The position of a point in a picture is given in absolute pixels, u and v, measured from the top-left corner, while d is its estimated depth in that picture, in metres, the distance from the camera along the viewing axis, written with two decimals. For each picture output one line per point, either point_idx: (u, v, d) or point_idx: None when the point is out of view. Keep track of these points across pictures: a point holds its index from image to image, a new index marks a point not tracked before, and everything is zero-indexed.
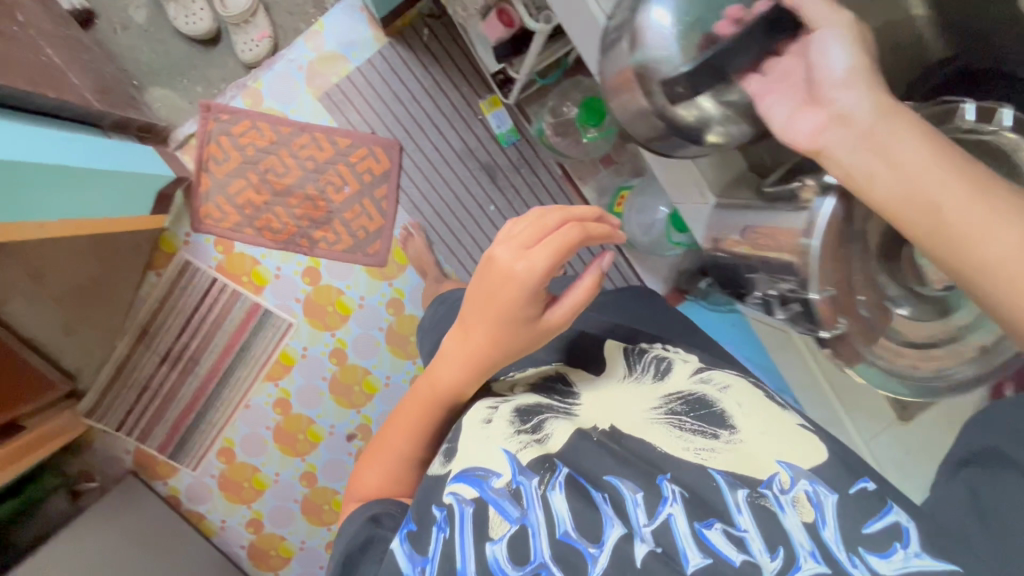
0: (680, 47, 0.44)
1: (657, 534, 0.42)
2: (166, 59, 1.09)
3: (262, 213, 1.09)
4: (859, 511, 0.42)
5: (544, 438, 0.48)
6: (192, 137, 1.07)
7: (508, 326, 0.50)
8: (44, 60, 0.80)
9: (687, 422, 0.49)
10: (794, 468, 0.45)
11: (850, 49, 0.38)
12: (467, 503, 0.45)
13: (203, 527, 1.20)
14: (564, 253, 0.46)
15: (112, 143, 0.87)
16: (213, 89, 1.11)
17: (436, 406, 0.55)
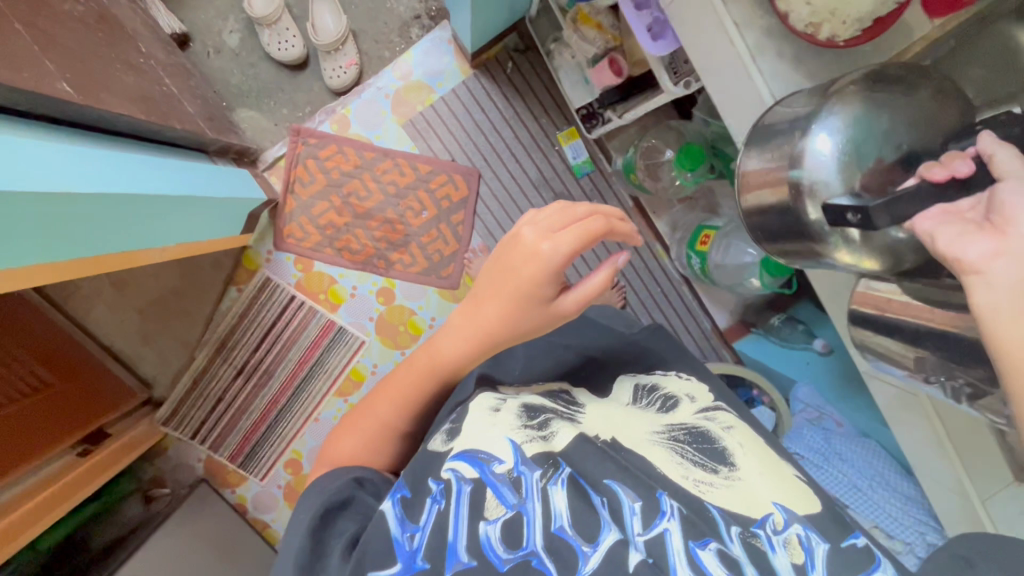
0: (840, 180, 0.43)
1: (650, 547, 0.46)
2: (254, 82, 1.13)
3: (342, 234, 1.13)
4: (844, 565, 0.47)
5: (550, 436, 0.54)
6: (280, 160, 1.12)
7: (529, 305, 0.56)
8: (166, 91, 0.84)
9: (688, 453, 0.55)
10: (790, 514, 0.50)
11: None
12: (466, 482, 0.51)
13: (267, 535, 1.22)
14: (586, 240, 0.53)
15: (219, 169, 0.90)
16: (298, 112, 1.14)
17: (430, 376, 0.62)
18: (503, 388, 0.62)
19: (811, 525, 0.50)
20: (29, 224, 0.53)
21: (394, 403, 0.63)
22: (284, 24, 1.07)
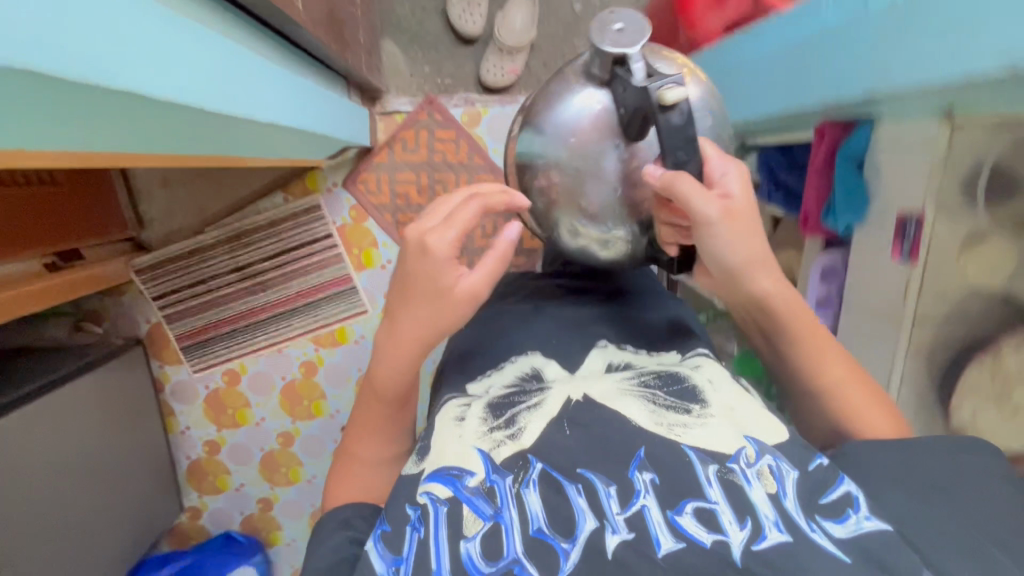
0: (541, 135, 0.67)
1: (632, 523, 0.41)
2: (416, 26, 1.10)
3: (410, 209, 1.10)
4: (817, 485, 0.43)
5: (518, 433, 0.47)
6: (398, 114, 1.07)
7: (439, 295, 0.56)
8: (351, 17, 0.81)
9: (660, 396, 0.49)
10: (762, 445, 0.45)
11: (723, 235, 0.57)
12: (441, 503, 0.44)
13: (167, 422, 1.20)
14: (469, 220, 0.56)
15: (350, 105, 0.87)
16: (438, 77, 1.11)
17: (383, 399, 0.60)
18: (471, 384, 0.57)
19: (782, 454, 0.44)
20: (153, 125, 0.43)
21: (372, 435, 0.61)
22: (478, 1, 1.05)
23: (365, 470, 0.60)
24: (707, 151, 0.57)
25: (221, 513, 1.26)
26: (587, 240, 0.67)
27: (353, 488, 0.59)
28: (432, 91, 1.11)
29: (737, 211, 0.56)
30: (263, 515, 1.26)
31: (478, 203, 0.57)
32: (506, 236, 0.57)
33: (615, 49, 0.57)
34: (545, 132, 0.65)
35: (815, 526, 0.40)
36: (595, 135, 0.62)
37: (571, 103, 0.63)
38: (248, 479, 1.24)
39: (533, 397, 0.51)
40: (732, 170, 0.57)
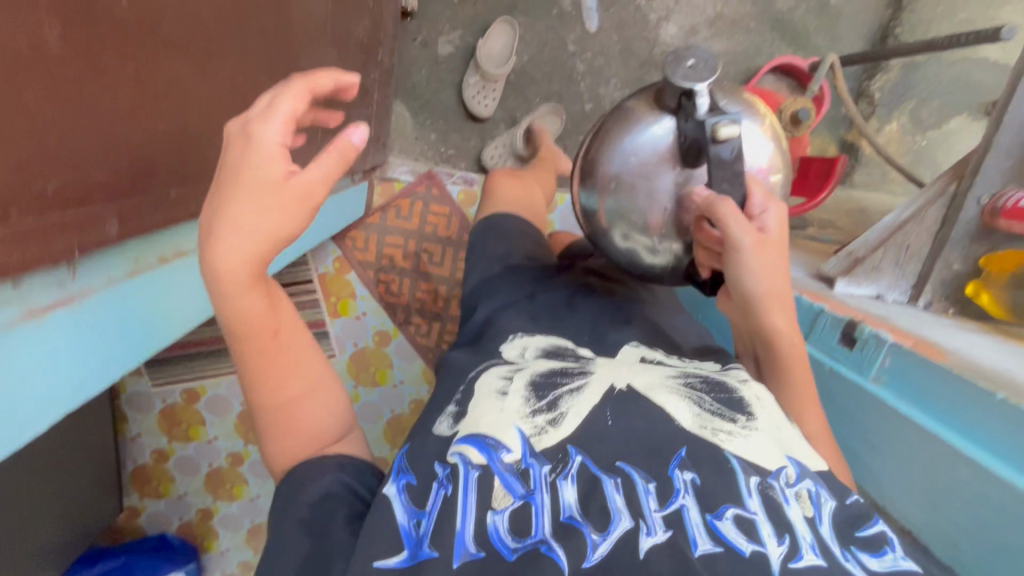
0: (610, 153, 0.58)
1: (670, 521, 0.40)
2: (430, 93, 1.11)
3: (389, 271, 1.13)
4: (852, 521, 0.42)
5: (559, 420, 0.48)
6: (398, 182, 1.10)
7: (242, 187, 0.37)
8: (368, 112, 0.82)
9: (706, 402, 0.49)
10: (803, 469, 0.45)
11: (756, 268, 0.53)
12: (473, 467, 0.43)
13: (119, 426, 1.22)
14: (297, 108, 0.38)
15: (350, 195, 0.89)
16: (443, 146, 1.13)
17: (263, 337, 0.45)
18: (509, 354, 0.56)
19: (821, 481, 0.45)
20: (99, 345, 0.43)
21: (276, 378, 0.47)
22: (495, 86, 1.07)
23: (314, 401, 0.49)
24: (753, 187, 0.53)
25: (158, 516, 1.29)
26: (637, 246, 0.59)
27: (301, 428, 0.48)
28: (435, 158, 1.13)
29: (768, 245, 0.53)
30: (200, 524, 1.30)
31: (299, 92, 0.38)
32: (351, 142, 0.39)
33: (685, 85, 0.50)
34: (609, 171, 0.58)
35: (850, 556, 0.39)
36: (660, 172, 0.55)
37: (639, 134, 0.56)
38: (191, 489, 1.27)
39: (575, 380, 0.52)
40: (772, 209, 0.53)
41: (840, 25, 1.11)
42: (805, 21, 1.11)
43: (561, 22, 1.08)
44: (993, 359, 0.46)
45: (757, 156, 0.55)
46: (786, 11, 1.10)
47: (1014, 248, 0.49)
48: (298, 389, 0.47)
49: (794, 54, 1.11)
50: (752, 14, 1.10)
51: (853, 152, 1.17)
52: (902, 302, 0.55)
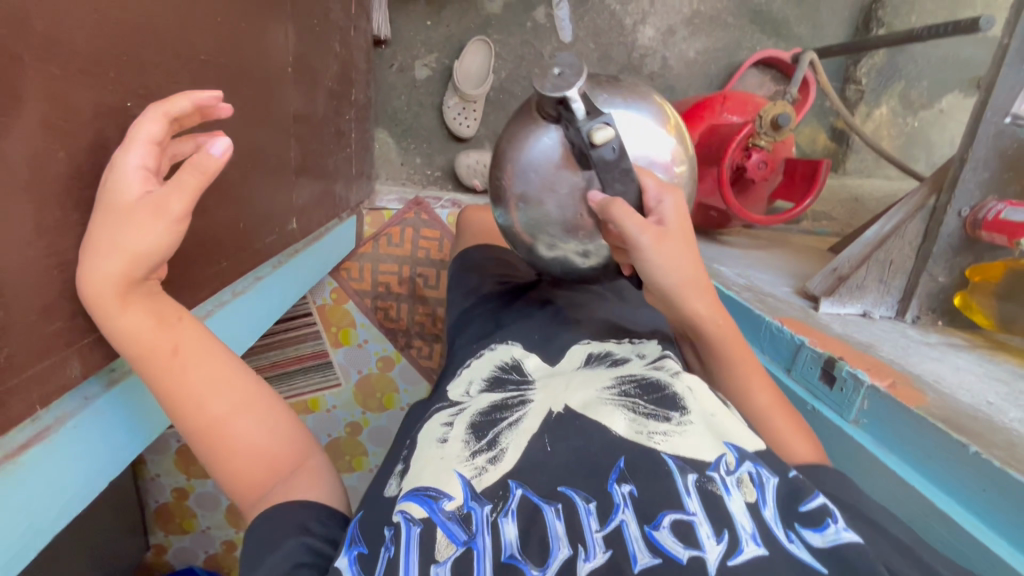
0: (507, 173, 0.54)
1: (610, 540, 0.36)
2: (411, 117, 1.11)
3: (386, 298, 1.14)
4: (795, 498, 0.38)
5: (499, 457, 0.42)
6: (387, 211, 1.09)
7: (105, 216, 0.31)
8: (346, 147, 0.82)
9: (641, 405, 0.44)
10: (741, 451, 0.40)
11: (667, 264, 0.50)
12: (415, 523, 0.38)
13: (138, 467, 1.25)
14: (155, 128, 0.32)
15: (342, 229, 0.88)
16: (428, 168, 1.13)
17: (169, 365, 0.37)
18: (453, 396, 0.53)
19: (760, 459, 0.40)
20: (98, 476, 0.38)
21: (201, 403, 0.39)
22: (475, 105, 1.06)
23: (256, 421, 0.41)
24: (645, 179, 0.50)
25: (186, 550, 1.32)
26: (567, 252, 0.55)
27: (247, 456, 0.41)
28: (422, 182, 1.14)
29: (671, 237, 0.50)
30: (226, 554, 1.33)
31: (155, 114, 0.32)
32: (211, 154, 0.32)
33: (554, 95, 0.46)
34: (511, 189, 0.54)
35: (794, 537, 0.35)
36: (565, 178, 0.51)
37: (534, 145, 0.52)
38: (213, 523, 1.30)
39: (515, 412, 0.46)
40: (670, 197, 0.50)
41: (820, 12, 1.09)
42: (784, 11, 1.08)
43: (536, 35, 1.08)
44: (979, 397, 0.44)
45: (653, 149, 0.52)
46: (764, 2, 1.08)
47: (994, 259, 0.49)
48: (231, 411, 0.40)
49: (776, 46, 1.09)
50: (729, 9, 1.08)
51: (844, 139, 1.15)
52: (891, 317, 0.55)
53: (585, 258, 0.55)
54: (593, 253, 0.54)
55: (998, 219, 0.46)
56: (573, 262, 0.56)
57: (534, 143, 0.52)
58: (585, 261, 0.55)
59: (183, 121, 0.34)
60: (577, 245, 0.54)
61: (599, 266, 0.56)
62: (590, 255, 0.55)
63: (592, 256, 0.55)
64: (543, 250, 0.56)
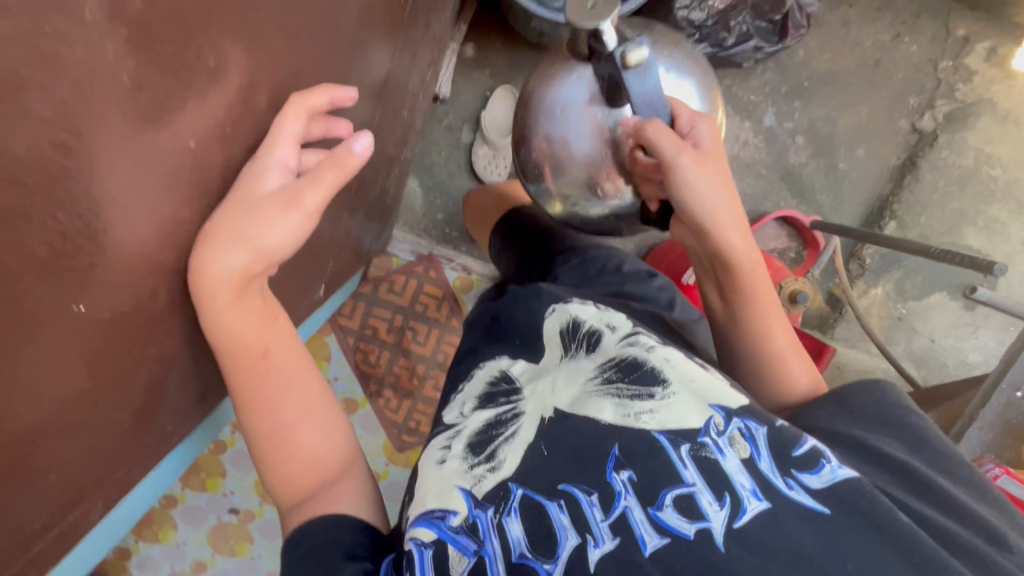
0: (538, 117, 0.73)
1: (617, 528, 0.44)
2: (445, 174, 1.11)
3: (370, 340, 1.08)
4: (786, 441, 0.47)
5: (497, 466, 0.50)
6: (396, 258, 1.11)
7: (235, 208, 0.39)
8: (382, 196, 0.80)
9: (623, 388, 0.51)
10: (727, 411, 0.49)
11: (698, 179, 0.58)
12: (426, 545, 0.47)
13: None
14: (295, 115, 0.41)
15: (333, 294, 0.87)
16: (448, 225, 1.13)
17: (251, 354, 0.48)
18: (445, 413, 0.59)
19: (748, 415, 0.49)
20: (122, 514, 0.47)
21: (281, 387, 0.51)
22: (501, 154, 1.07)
23: (313, 424, 0.52)
24: (678, 108, 0.62)
25: None
26: (578, 200, 0.74)
27: (311, 460, 0.52)
28: (437, 238, 1.13)
29: (708, 159, 0.60)
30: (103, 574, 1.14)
31: (298, 109, 0.41)
32: (354, 151, 0.44)
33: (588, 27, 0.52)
34: (541, 131, 0.73)
35: (793, 484, 0.44)
36: (590, 125, 0.68)
37: (563, 90, 0.69)
38: None
39: (510, 426, 0.53)
40: (701, 124, 0.61)
41: (846, 188, 1.15)
42: (812, 178, 1.15)
43: None
44: None
45: (699, 86, 0.69)
46: (797, 165, 1.15)
47: None
48: (294, 414, 0.51)
49: (798, 207, 1.15)
50: (765, 161, 1.15)
51: (838, 306, 1.20)
52: None
53: (591, 203, 0.73)
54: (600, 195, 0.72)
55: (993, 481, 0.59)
56: (583, 204, 0.74)
57: (567, 84, 0.69)
58: (595, 199, 0.73)
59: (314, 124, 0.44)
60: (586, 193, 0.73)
61: (605, 210, 0.74)
62: (599, 196, 0.72)
63: (600, 199, 0.72)
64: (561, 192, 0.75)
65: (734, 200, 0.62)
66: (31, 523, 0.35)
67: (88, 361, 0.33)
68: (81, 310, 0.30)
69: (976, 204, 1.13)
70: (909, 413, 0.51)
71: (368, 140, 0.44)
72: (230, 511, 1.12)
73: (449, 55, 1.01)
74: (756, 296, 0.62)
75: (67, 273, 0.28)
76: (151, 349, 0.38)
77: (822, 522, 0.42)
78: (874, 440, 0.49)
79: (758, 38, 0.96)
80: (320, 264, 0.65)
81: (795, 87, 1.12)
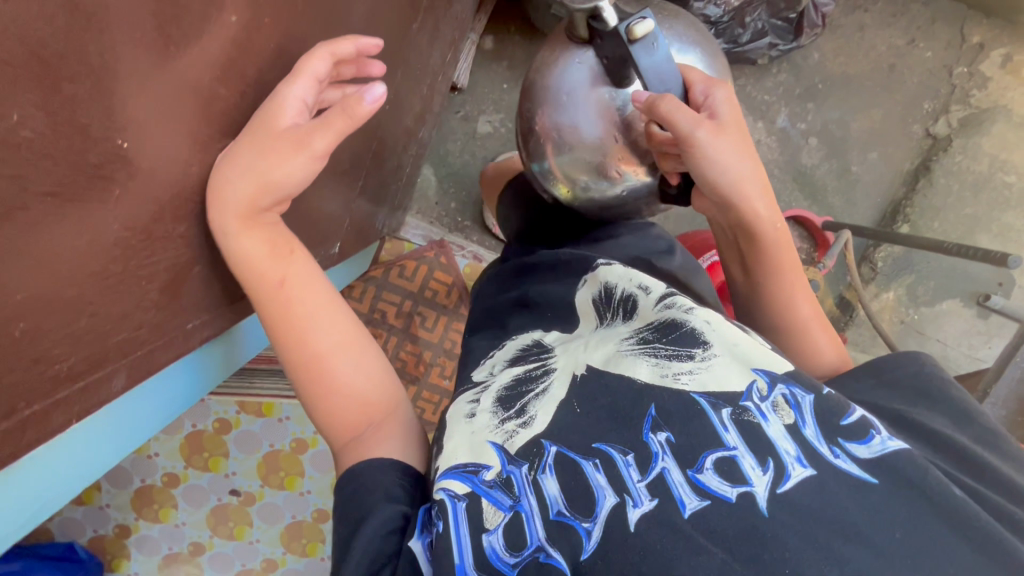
0: (541, 104, 0.69)
1: (654, 489, 0.43)
2: (460, 163, 1.13)
3: (379, 324, 1.09)
4: (833, 408, 0.44)
5: (529, 420, 0.51)
6: (407, 244, 1.12)
7: (249, 133, 0.42)
8: (398, 169, 0.81)
9: (660, 349, 0.51)
10: (772, 376, 0.47)
11: (716, 151, 0.57)
12: (459, 498, 0.48)
13: None
14: (315, 57, 0.43)
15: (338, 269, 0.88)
16: (461, 214, 1.14)
17: (265, 286, 0.48)
18: (479, 377, 0.61)
19: (794, 380, 0.46)
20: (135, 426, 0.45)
21: (302, 319, 0.52)
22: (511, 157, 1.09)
23: (345, 356, 0.54)
24: (691, 77, 0.60)
25: (67, 525, 1.08)
26: (595, 190, 0.71)
27: (354, 396, 0.54)
28: (449, 226, 1.14)
29: (726, 129, 0.58)
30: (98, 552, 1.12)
31: (325, 52, 0.44)
32: (363, 101, 0.43)
33: (587, 6, 0.53)
34: (548, 120, 0.69)
35: (839, 452, 0.41)
36: (596, 109, 0.64)
37: (565, 74, 0.65)
38: (114, 502, 1.07)
39: (540, 383, 0.54)
40: (716, 93, 0.59)
41: (858, 191, 1.15)
42: (825, 180, 1.15)
43: None
44: None
45: (704, 57, 0.67)
46: (809, 166, 1.15)
47: None
48: (323, 345, 0.53)
49: (810, 207, 1.15)
50: (777, 161, 1.15)
51: (848, 310, 1.19)
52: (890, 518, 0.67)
53: (609, 190, 0.70)
54: (620, 181, 0.69)
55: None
56: (599, 194, 0.71)
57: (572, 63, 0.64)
58: (611, 186, 0.69)
59: (343, 69, 0.48)
60: (602, 182, 0.69)
61: (621, 195, 0.71)
62: (617, 181, 0.69)
63: (617, 185, 0.69)
64: (576, 184, 0.71)
65: (755, 160, 0.61)
66: (58, 366, 0.33)
67: (130, 206, 0.34)
68: (125, 148, 0.31)
69: (990, 211, 1.12)
70: (948, 385, 0.49)
71: (379, 91, 0.43)
72: (231, 492, 1.11)
73: (468, 45, 1.03)
74: (782, 274, 0.63)
75: (115, 100, 0.30)
76: (176, 217, 0.39)
77: (872, 496, 0.39)
78: (914, 413, 0.46)
79: (773, 35, 0.97)
80: (335, 224, 0.67)
81: (808, 89, 1.13)
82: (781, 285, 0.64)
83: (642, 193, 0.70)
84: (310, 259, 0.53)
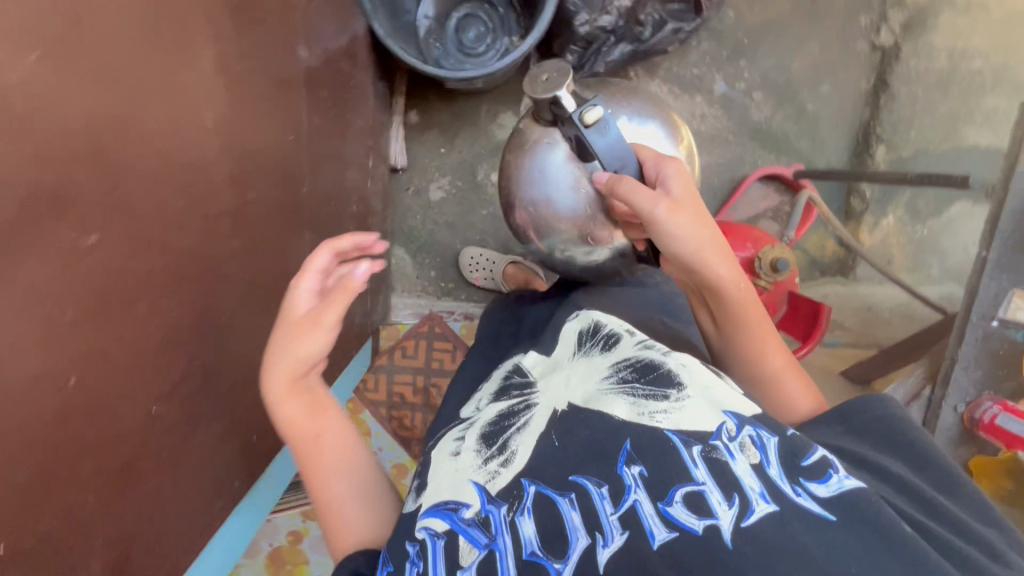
0: (514, 180, 0.78)
1: (625, 522, 0.44)
2: (426, 234, 1.17)
3: (400, 406, 1.12)
4: (795, 449, 0.46)
5: (510, 458, 0.52)
6: (402, 325, 1.17)
7: (287, 318, 0.55)
8: None
9: (637, 388, 0.52)
10: (740, 418, 0.48)
11: (677, 228, 0.58)
12: (439, 537, 0.50)
13: None
14: (323, 250, 0.55)
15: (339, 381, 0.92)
16: (444, 278, 1.18)
17: (303, 438, 0.57)
18: (466, 417, 0.63)
19: (760, 423, 0.48)
20: None
21: (326, 472, 0.57)
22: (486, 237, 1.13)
23: (357, 501, 0.58)
24: (643, 155, 0.63)
25: None
26: (573, 251, 0.78)
27: (360, 533, 0.57)
28: (436, 293, 1.19)
29: (682, 206, 0.59)
30: None
31: (329, 248, 0.56)
32: (356, 277, 0.53)
33: (546, 96, 0.62)
34: (521, 194, 0.78)
35: (799, 491, 0.43)
36: (566, 182, 0.73)
37: (534, 155, 0.74)
38: None
39: (522, 418, 0.56)
40: (668, 169, 0.61)
41: (821, 126, 1.11)
42: (783, 128, 1.12)
43: None
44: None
45: (661, 127, 0.74)
46: (762, 121, 1.12)
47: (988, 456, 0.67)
48: (341, 490, 0.57)
49: (777, 161, 1.12)
50: (729, 127, 1.13)
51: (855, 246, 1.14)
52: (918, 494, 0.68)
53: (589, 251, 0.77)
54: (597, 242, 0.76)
55: (994, 423, 0.63)
56: (580, 255, 0.78)
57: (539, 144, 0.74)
58: (588, 247, 0.77)
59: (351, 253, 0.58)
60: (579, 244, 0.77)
61: (601, 255, 0.77)
62: (595, 243, 0.76)
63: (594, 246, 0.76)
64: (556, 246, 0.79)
65: (717, 233, 0.62)
66: None
67: (93, 485, 0.42)
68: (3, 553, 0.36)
69: (968, 101, 1.06)
70: (912, 430, 0.50)
71: (366, 270, 0.53)
72: None
73: (393, 128, 1.07)
74: (751, 328, 0.62)
75: None
76: (147, 464, 0.48)
77: (828, 530, 0.40)
78: (880, 459, 0.48)
79: (674, 20, 0.94)
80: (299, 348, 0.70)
81: (735, 47, 1.10)
82: (746, 330, 0.63)
83: (623, 252, 0.76)
84: (348, 417, 0.60)
